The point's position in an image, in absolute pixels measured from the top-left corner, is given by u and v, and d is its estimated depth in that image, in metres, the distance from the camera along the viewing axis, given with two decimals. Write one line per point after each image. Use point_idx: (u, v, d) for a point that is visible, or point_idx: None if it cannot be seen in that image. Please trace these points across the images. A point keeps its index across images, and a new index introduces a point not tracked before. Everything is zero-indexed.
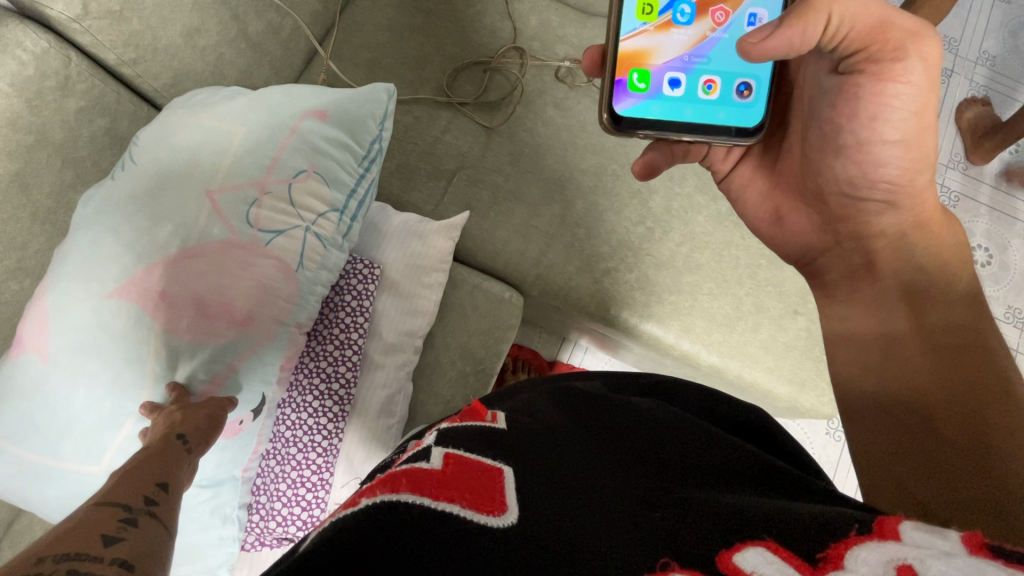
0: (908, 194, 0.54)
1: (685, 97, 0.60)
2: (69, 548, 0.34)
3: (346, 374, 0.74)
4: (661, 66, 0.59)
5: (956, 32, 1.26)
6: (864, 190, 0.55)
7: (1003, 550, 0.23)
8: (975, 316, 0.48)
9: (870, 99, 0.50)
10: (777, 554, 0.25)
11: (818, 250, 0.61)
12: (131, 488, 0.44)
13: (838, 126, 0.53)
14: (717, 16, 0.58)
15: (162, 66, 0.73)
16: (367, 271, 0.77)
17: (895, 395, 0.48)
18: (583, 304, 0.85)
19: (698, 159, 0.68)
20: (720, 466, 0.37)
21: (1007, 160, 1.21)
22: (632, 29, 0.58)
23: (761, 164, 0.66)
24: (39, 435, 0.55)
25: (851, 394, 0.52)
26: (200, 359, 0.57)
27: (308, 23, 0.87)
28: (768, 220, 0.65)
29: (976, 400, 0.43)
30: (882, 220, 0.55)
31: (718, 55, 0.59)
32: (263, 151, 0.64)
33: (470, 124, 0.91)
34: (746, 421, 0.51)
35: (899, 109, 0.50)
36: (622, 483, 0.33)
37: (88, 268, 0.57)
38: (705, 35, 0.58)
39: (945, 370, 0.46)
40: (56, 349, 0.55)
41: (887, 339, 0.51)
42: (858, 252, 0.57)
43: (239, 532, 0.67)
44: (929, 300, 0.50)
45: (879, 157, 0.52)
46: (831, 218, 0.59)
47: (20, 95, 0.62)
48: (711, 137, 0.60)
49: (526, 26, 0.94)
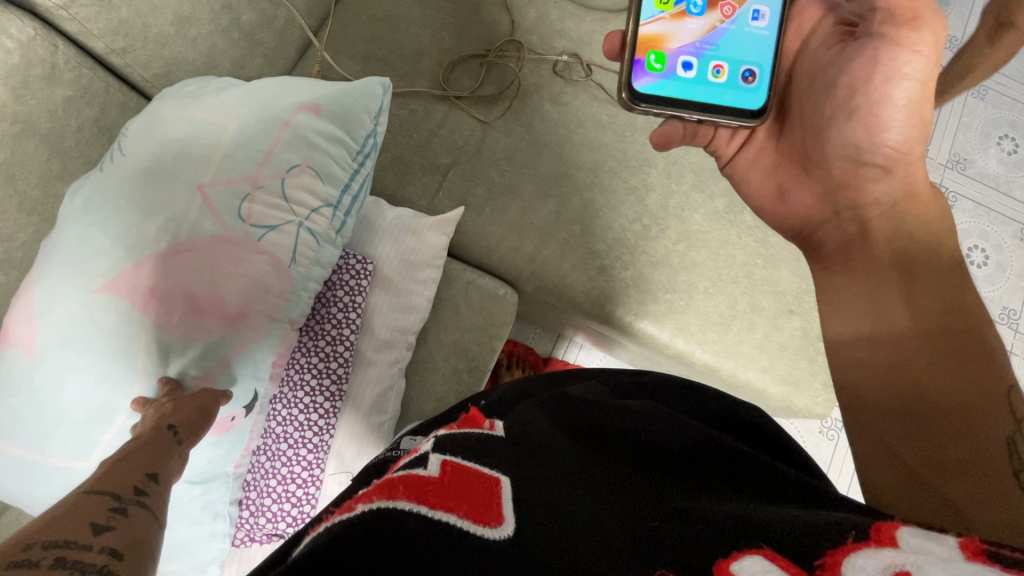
0: (903, 161, 0.55)
1: (697, 80, 0.60)
2: (57, 536, 0.33)
3: (338, 370, 0.73)
4: (676, 50, 0.59)
5: (957, 31, 1.26)
6: (866, 154, 0.56)
7: (1001, 557, 0.23)
8: (960, 294, 0.47)
9: (886, 63, 0.52)
10: (775, 563, 0.25)
11: (818, 222, 0.61)
12: (121, 477, 0.43)
13: (851, 90, 0.55)
14: (725, 10, 0.59)
15: (151, 55, 0.72)
16: (360, 267, 0.76)
17: (886, 359, 0.48)
18: (580, 301, 0.84)
19: (705, 142, 0.70)
20: (722, 478, 0.37)
21: (1003, 161, 1.22)
22: (650, 16, 0.59)
23: (768, 143, 0.66)
24: (28, 430, 0.55)
25: (846, 356, 0.52)
26: (190, 355, 0.57)
27: (302, 13, 0.86)
28: (769, 198, 0.66)
29: (960, 362, 0.43)
30: (876, 187, 0.56)
31: (728, 43, 0.60)
32: (257, 145, 0.63)
33: (466, 118, 0.90)
34: (747, 420, 0.51)
35: (910, 76, 0.52)
36: (620, 495, 0.33)
37: (76, 259, 0.56)
38: (715, 26, 0.59)
39: (936, 334, 0.45)
40: (43, 344, 0.54)
41: (874, 325, 0.50)
42: (855, 220, 0.58)
43: (229, 528, 0.66)
44: (920, 280, 0.49)
45: (886, 121, 0.54)
46: (831, 187, 0.60)
47: (7, 83, 0.61)
48: (718, 117, 0.60)
49: (524, 18, 0.93)
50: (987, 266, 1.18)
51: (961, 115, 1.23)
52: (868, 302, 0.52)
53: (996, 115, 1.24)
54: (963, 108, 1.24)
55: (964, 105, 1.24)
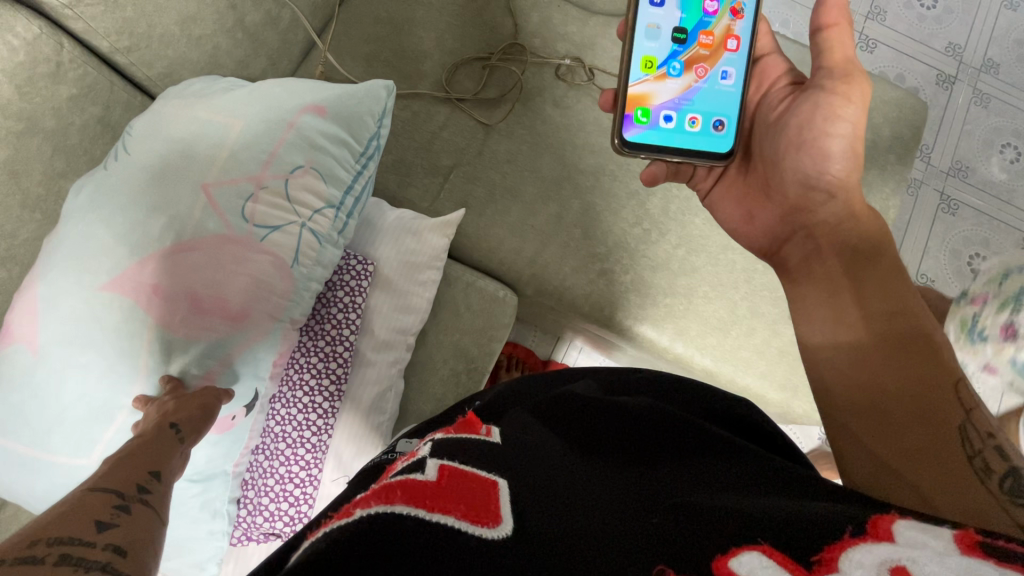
0: (844, 187, 0.60)
1: (676, 130, 0.66)
2: (61, 532, 0.33)
3: (337, 371, 0.73)
4: (659, 105, 0.66)
5: (961, 39, 1.26)
6: (813, 180, 0.61)
7: (993, 547, 0.24)
8: (903, 293, 0.51)
9: (825, 108, 0.58)
10: (773, 558, 0.26)
11: (782, 238, 0.64)
12: (124, 475, 0.43)
13: (800, 130, 0.60)
14: (699, 71, 0.65)
15: (156, 55, 0.72)
16: (361, 267, 0.76)
17: (851, 357, 0.51)
18: (579, 305, 0.85)
19: (686, 179, 0.74)
20: (713, 468, 0.38)
21: (1006, 169, 1.22)
22: (637, 78, 0.65)
23: (739, 178, 0.70)
24: (28, 428, 0.55)
25: (815, 354, 0.54)
26: (193, 354, 0.57)
27: (306, 14, 0.86)
28: (740, 220, 0.69)
29: (906, 351, 0.47)
30: (825, 209, 0.60)
31: (702, 98, 0.66)
32: (261, 145, 0.63)
33: (468, 120, 0.90)
34: (733, 411, 0.52)
35: (844, 120, 0.58)
36: (609, 489, 0.34)
37: (80, 257, 0.56)
38: (691, 84, 0.65)
39: (881, 326, 0.50)
40: (44, 341, 0.54)
41: (836, 326, 0.53)
42: (809, 239, 0.61)
43: (228, 526, 0.66)
44: (867, 282, 0.54)
45: (828, 151, 0.59)
46: (789, 209, 0.63)
47: (12, 81, 0.61)
48: (692, 161, 0.67)
49: (527, 21, 0.93)
50: None
51: (963, 123, 1.24)
52: (828, 305, 0.55)
53: (999, 123, 1.24)
54: (966, 116, 1.24)
55: (967, 113, 1.24)
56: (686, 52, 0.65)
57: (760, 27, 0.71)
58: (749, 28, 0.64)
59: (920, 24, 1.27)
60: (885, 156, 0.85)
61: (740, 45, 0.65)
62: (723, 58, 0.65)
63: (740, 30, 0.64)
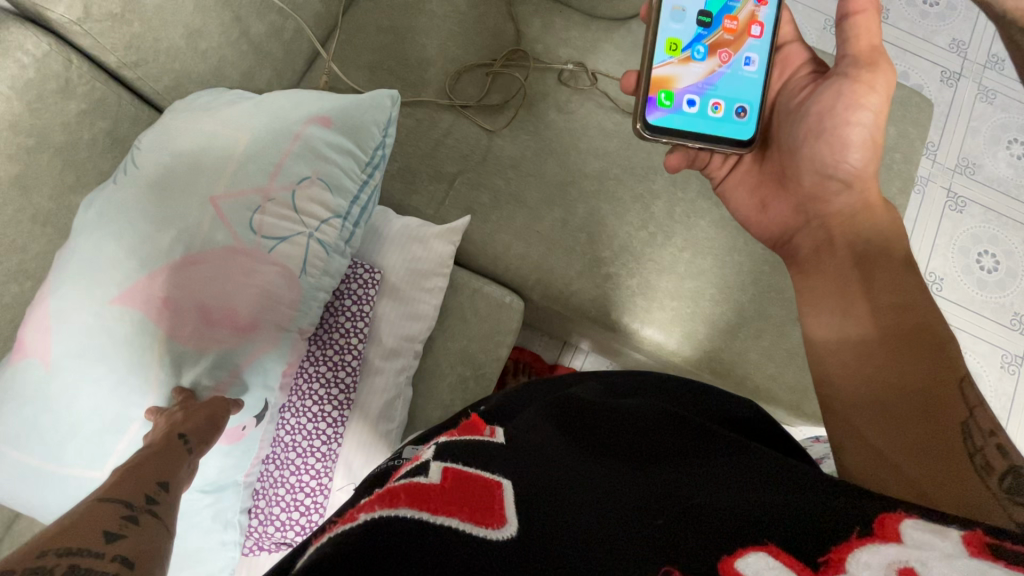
0: (860, 178, 0.60)
1: (699, 115, 0.66)
2: (72, 541, 0.34)
3: (346, 379, 0.73)
4: (682, 89, 0.65)
5: (965, 35, 1.26)
6: (829, 170, 0.60)
7: (1005, 551, 0.24)
8: (910, 289, 0.51)
9: (848, 96, 0.58)
10: (780, 560, 0.26)
11: (794, 229, 0.65)
12: (132, 486, 0.43)
13: (819, 119, 0.60)
14: (723, 56, 0.65)
15: (163, 68, 0.73)
16: (368, 276, 0.76)
17: (856, 353, 0.50)
18: (586, 309, 0.85)
19: (701, 167, 0.74)
20: (716, 466, 0.37)
21: (1012, 165, 1.22)
22: (662, 60, 0.65)
23: (754, 166, 0.70)
24: (41, 440, 0.55)
25: (818, 348, 0.54)
26: (203, 365, 0.57)
27: (310, 25, 0.86)
28: (753, 211, 0.69)
29: (913, 349, 0.47)
30: (839, 200, 0.60)
31: (725, 84, 0.66)
32: (266, 157, 0.64)
33: (472, 127, 0.90)
34: (736, 413, 0.53)
35: (865, 112, 0.58)
36: (613, 489, 0.34)
37: (89, 271, 0.56)
38: (714, 69, 0.66)
39: (887, 322, 0.50)
40: (57, 354, 0.55)
41: (842, 319, 0.53)
42: (822, 229, 0.61)
43: (239, 536, 0.67)
44: (878, 278, 0.53)
45: (847, 142, 0.58)
46: (803, 200, 0.64)
47: (22, 97, 0.62)
48: (712, 146, 0.67)
49: (529, 28, 0.93)
50: (998, 272, 1.18)
51: (969, 119, 1.23)
52: (836, 300, 0.55)
53: (1005, 118, 1.24)
54: (971, 112, 1.24)
55: (972, 109, 1.24)
56: (711, 36, 0.65)
57: (783, 14, 0.71)
58: (773, 15, 0.65)
59: (923, 21, 1.26)
60: (891, 155, 0.85)
61: (764, 32, 0.65)
62: (746, 44, 0.65)
63: (765, 16, 0.65)
